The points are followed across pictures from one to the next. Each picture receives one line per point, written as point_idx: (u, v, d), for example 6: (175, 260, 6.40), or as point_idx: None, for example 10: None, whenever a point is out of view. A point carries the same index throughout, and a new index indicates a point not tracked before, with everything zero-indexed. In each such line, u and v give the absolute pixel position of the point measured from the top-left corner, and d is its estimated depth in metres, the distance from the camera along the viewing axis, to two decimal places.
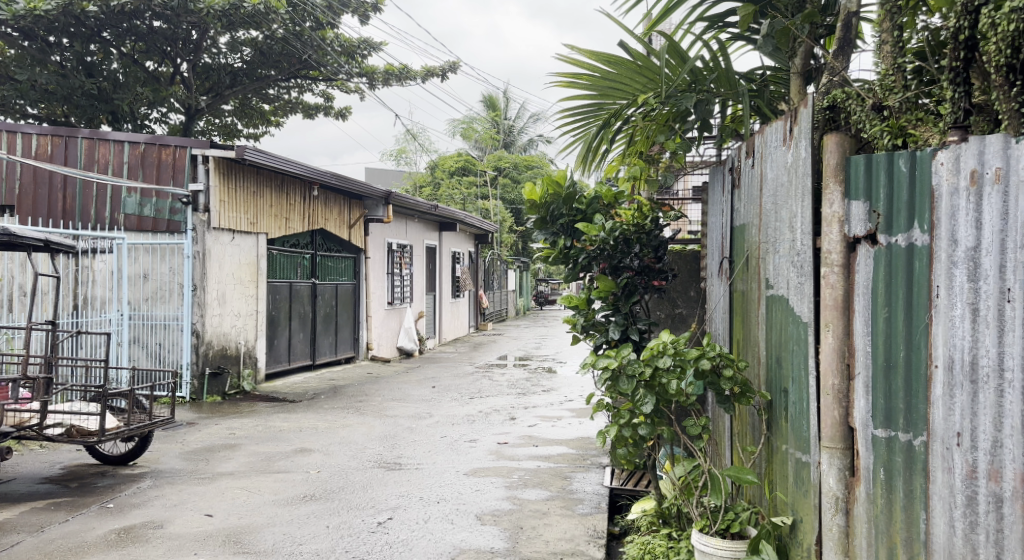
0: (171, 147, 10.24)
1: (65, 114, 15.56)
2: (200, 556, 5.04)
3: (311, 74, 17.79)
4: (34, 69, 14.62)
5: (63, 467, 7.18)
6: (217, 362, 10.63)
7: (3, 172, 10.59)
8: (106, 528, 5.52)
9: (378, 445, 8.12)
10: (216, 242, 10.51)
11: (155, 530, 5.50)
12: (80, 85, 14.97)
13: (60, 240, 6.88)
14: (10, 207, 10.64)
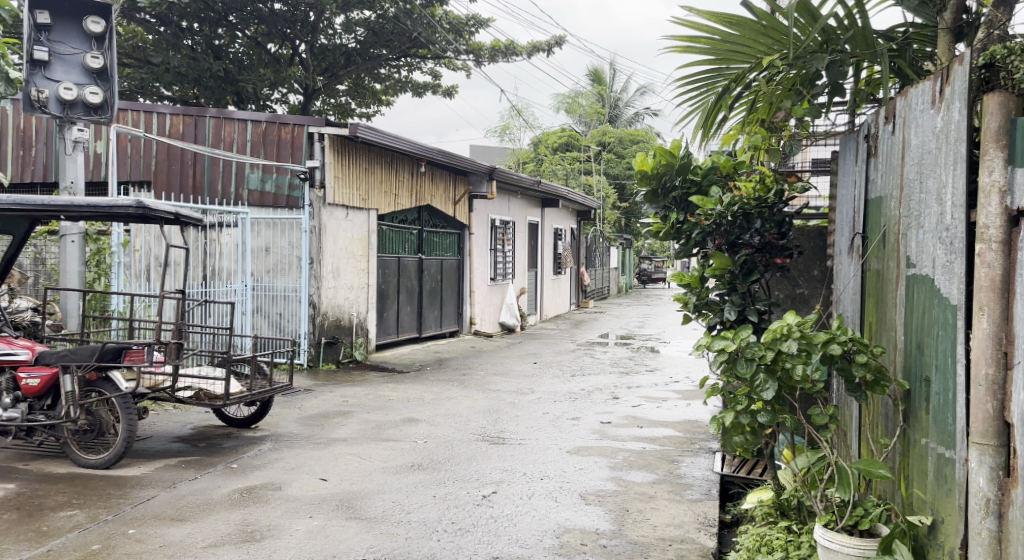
0: (290, 125, 10.43)
1: (196, 96, 16.20)
2: (315, 519, 5.12)
3: (421, 52, 17.71)
4: (169, 53, 15.43)
5: (192, 426, 7.49)
6: (331, 333, 10.86)
7: (140, 150, 10.82)
8: (229, 488, 5.73)
9: (482, 419, 8.04)
10: (331, 217, 10.68)
11: (274, 491, 5.63)
12: (207, 67, 15.52)
13: (190, 213, 7.06)
14: (147, 183, 10.89)
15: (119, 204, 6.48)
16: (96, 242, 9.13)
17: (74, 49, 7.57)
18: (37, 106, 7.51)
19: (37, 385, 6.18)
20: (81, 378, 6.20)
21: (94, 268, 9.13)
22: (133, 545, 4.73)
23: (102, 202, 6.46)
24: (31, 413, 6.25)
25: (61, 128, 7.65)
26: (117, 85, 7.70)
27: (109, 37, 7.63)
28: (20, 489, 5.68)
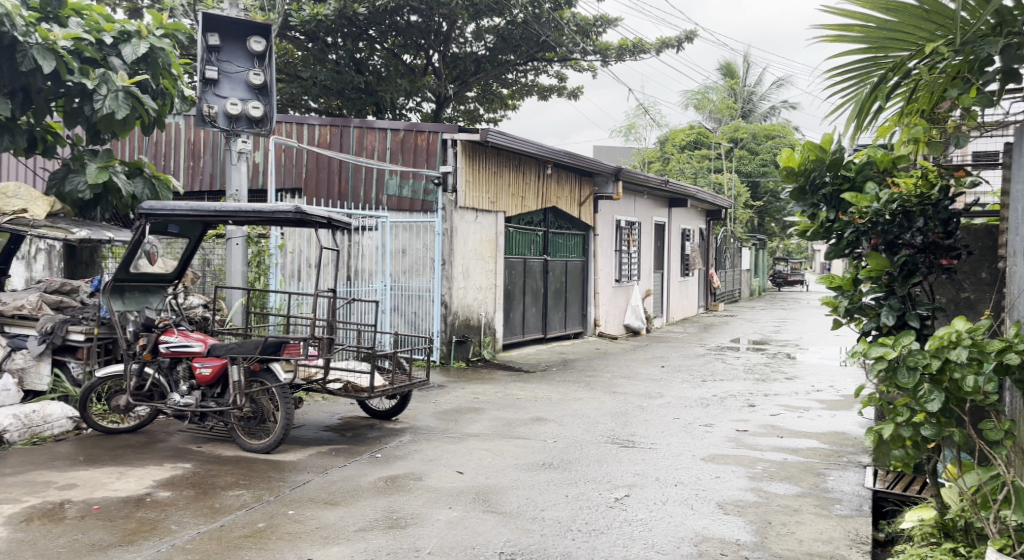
0: (426, 133, 10.83)
1: (340, 107, 17.20)
2: (454, 510, 5.23)
3: (548, 56, 17.66)
4: (316, 68, 16.48)
5: (340, 417, 7.88)
6: (461, 331, 11.06)
7: (293, 159, 11.41)
8: (375, 476, 5.96)
9: (610, 421, 8.00)
10: (461, 220, 10.90)
11: (416, 481, 5.81)
12: (351, 80, 16.45)
13: (341, 216, 7.46)
14: (299, 190, 11.46)
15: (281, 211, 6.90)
16: (257, 244, 9.98)
17: (239, 67, 8.65)
18: (208, 122, 8.58)
19: (210, 374, 6.84)
20: (246, 369, 6.81)
21: (254, 269, 10.00)
22: (291, 524, 5.02)
23: (264, 208, 6.89)
24: (203, 400, 6.92)
25: (227, 140, 8.71)
26: (275, 99, 8.80)
27: (268, 55, 8.75)
28: (196, 470, 6.15)
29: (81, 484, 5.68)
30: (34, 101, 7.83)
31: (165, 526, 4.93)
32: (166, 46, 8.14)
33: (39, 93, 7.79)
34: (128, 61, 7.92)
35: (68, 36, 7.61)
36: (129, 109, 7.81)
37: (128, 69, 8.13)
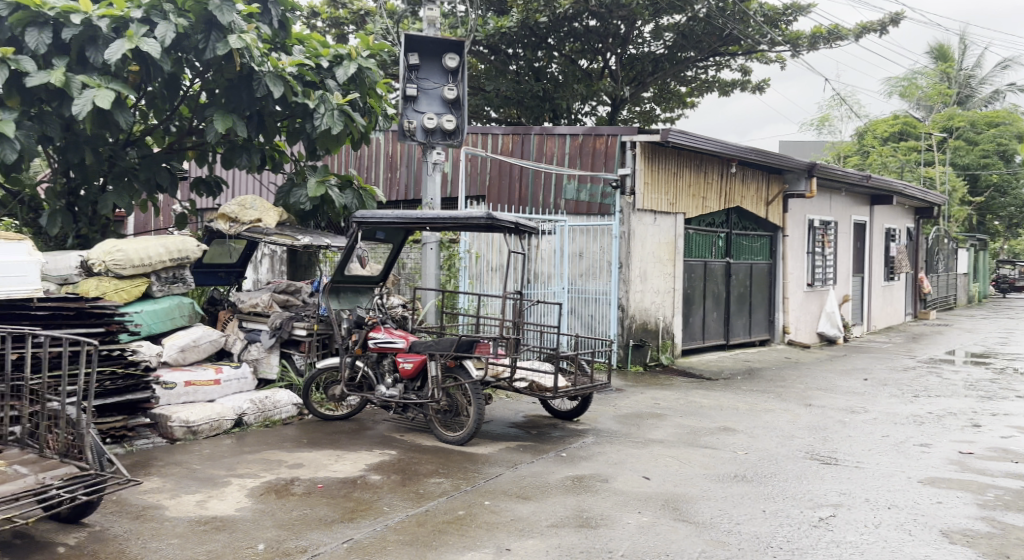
0: (604, 136, 11.03)
1: (519, 117, 17.75)
2: (644, 515, 5.44)
3: (732, 49, 17.32)
4: (499, 81, 17.14)
5: (524, 415, 8.27)
6: (639, 335, 11.20)
7: (477, 167, 12.06)
8: (562, 474, 6.27)
9: (808, 435, 7.90)
10: (640, 223, 11.03)
11: (603, 483, 6.06)
12: (530, 89, 16.98)
13: (527, 222, 7.87)
14: (482, 197, 12.07)
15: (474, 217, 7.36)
16: (450, 248, 10.72)
17: (435, 84, 9.28)
18: (408, 136, 9.25)
19: (411, 368, 7.49)
20: (442, 364, 7.36)
21: (446, 271, 10.67)
22: (488, 514, 5.42)
23: (459, 215, 7.37)
24: (405, 392, 7.58)
25: (424, 151, 9.38)
26: (467, 111, 9.26)
27: (461, 70, 9.26)
28: (399, 457, 6.74)
29: (306, 464, 6.39)
30: (266, 124, 8.88)
31: (378, 506, 5.48)
32: (371, 65, 9.03)
33: (271, 116, 8.85)
34: (341, 82, 8.87)
35: (293, 62, 8.67)
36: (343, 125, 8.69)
37: (342, 89, 9.07)
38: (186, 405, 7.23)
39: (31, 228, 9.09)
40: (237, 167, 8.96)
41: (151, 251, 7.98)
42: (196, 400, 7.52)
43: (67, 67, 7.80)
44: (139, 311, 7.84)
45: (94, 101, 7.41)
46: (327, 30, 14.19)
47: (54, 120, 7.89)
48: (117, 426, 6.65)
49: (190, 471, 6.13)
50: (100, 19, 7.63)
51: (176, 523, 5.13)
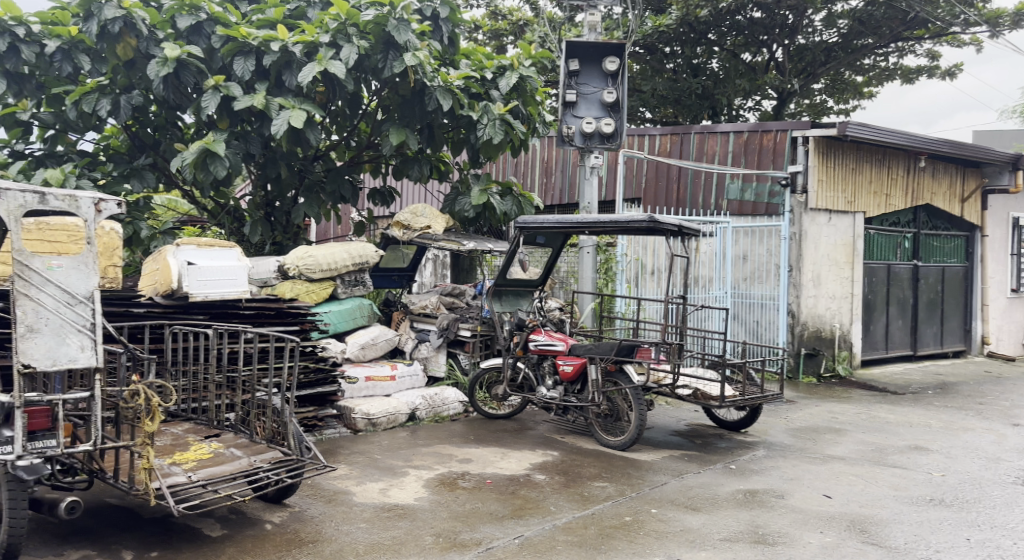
0: (773, 132, 10.81)
1: (675, 116, 16.74)
2: (828, 536, 5.36)
3: (917, 33, 15.04)
4: (655, 79, 16.33)
5: (688, 423, 8.25)
6: (812, 344, 10.89)
7: (633, 169, 12.07)
8: (734, 487, 6.26)
9: (1016, 459, 7.37)
10: (812, 223, 10.75)
11: (778, 499, 6.01)
12: (688, 87, 15.98)
13: (692, 225, 7.81)
14: (638, 200, 12.08)
15: (633, 222, 7.44)
16: (606, 252, 10.70)
17: (595, 88, 9.40)
18: (567, 141, 9.44)
19: (571, 371, 7.64)
20: (603, 368, 7.47)
21: (603, 275, 10.64)
22: (659, 524, 5.55)
23: (619, 218, 7.44)
24: (566, 395, 7.76)
25: (583, 156, 9.45)
26: (626, 114, 9.29)
27: (622, 73, 9.29)
28: (563, 458, 7.10)
29: (475, 461, 7.01)
30: (435, 136, 9.57)
31: (545, 505, 5.88)
32: (531, 73, 9.48)
33: (439, 128, 9.59)
34: (504, 91, 9.42)
35: (460, 75, 9.26)
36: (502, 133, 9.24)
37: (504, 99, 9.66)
38: (367, 399, 8.22)
39: (234, 236, 10.31)
40: (409, 177, 9.78)
41: (336, 258, 9.17)
42: (375, 394, 8.51)
43: (268, 90, 8.96)
44: (329, 312, 9.00)
45: (289, 120, 8.51)
46: (488, 42, 14.53)
47: (256, 138, 9.08)
48: (310, 415, 7.77)
49: (373, 461, 7.02)
50: (294, 45, 8.72)
51: (364, 509, 5.93)
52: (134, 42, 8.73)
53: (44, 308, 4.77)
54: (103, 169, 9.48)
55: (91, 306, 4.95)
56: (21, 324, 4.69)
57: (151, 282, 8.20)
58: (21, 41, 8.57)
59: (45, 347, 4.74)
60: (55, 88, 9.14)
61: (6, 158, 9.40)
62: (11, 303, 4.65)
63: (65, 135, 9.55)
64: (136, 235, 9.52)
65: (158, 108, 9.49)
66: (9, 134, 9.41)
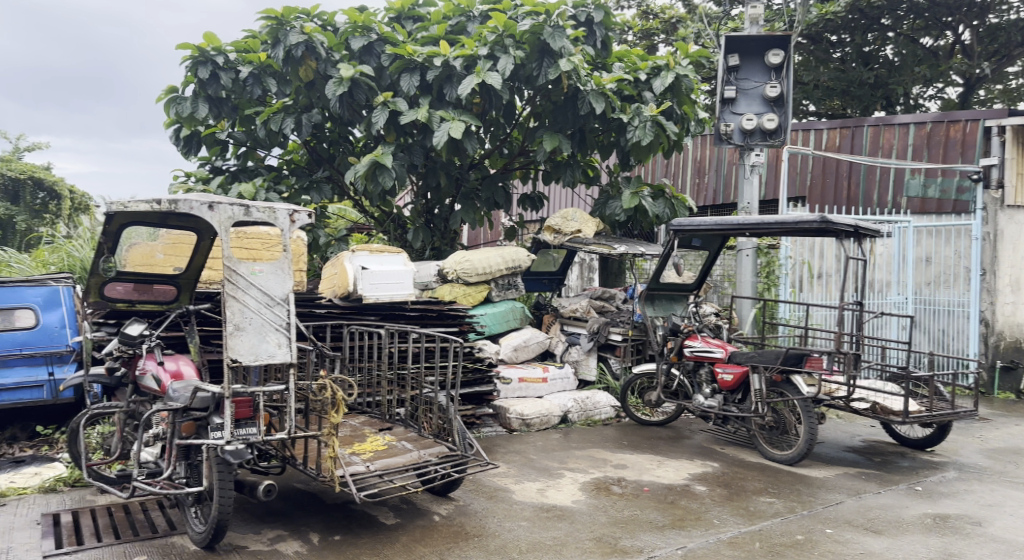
0: (961, 122, 10.04)
1: (843, 108, 15.35)
2: None
3: None
4: (819, 69, 15.26)
5: (864, 440, 7.69)
6: (1011, 356, 9.93)
7: (797, 166, 11.52)
8: (921, 511, 5.81)
9: None
10: (1010, 221, 9.80)
11: (976, 526, 5.52)
12: (857, 76, 14.78)
13: (870, 224, 7.24)
14: (802, 198, 11.52)
15: (804, 222, 7.03)
16: (767, 255, 10.04)
17: (756, 82, 8.95)
18: (724, 139, 8.95)
19: (731, 380, 7.29)
20: (767, 378, 7.11)
21: (764, 279, 10.08)
22: (837, 547, 5.30)
23: (789, 219, 7.04)
24: (725, 404, 7.42)
25: (742, 154, 9.00)
26: (791, 108, 8.78)
27: (787, 66, 8.84)
28: (724, 469, 6.91)
29: (630, 466, 7.10)
30: (587, 139, 9.58)
31: (709, 519, 5.83)
32: (688, 71, 9.19)
33: (591, 132, 9.57)
34: (658, 91, 9.20)
35: (614, 77, 9.21)
36: (653, 135, 9.07)
37: (658, 100, 9.47)
38: (522, 400, 8.31)
39: (398, 244, 10.50)
40: (561, 182, 9.80)
41: (491, 262, 9.16)
42: (528, 395, 8.55)
43: (429, 103, 9.16)
44: (483, 313, 9.03)
45: (449, 132, 8.69)
46: (637, 43, 14.07)
47: (419, 149, 9.27)
48: (469, 413, 8.04)
49: (530, 460, 7.31)
50: (455, 60, 8.90)
51: (524, 507, 6.27)
52: (314, 64, 9.12)
53: (248, 308, 5.66)
54: (287, 183, 9.85)
55: (287, 307, 5.80)
56: (230, 323, 5.60)
57: (331, 285, 8.80)
58: (218, 69, 9.17)
59: (248, 342, 5.61)
60: (246, 110, 9.67)
61: (208, 174, 10.02)
62: (222, 305, 5.59)
63: (254, 152, 10.06)
64: (316, 242, 9.95)
65: (331, 124, 9.87)
66: (210, 152, 10.03)
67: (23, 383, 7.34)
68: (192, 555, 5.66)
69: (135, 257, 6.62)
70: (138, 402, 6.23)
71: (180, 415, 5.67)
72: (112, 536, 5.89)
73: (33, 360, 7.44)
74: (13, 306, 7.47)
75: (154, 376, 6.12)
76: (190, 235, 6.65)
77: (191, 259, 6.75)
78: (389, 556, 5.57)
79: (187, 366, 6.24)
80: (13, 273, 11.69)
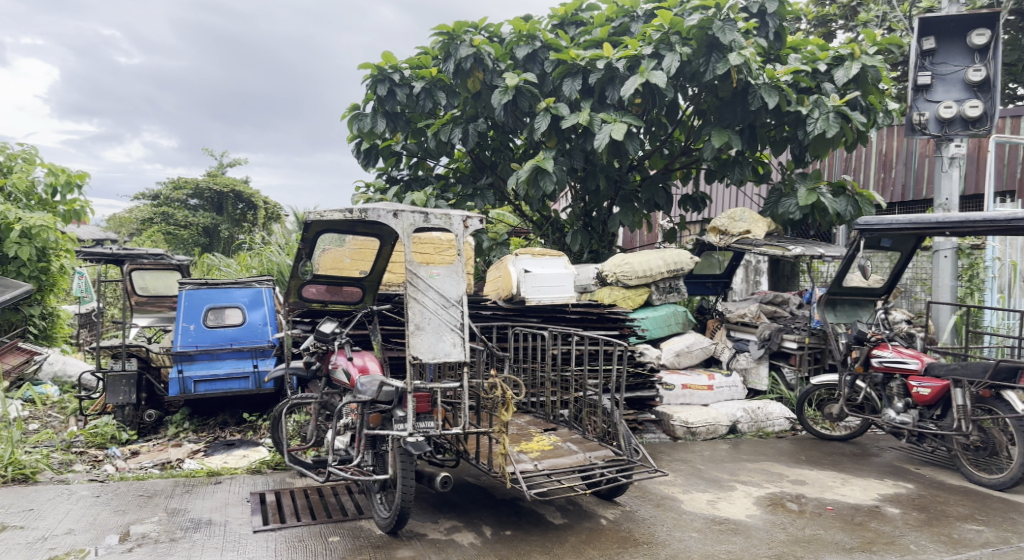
0: None
1: None
2: None
3: None
4: None
5: None
6: None
7: (1006, 157, 10.42)
8: None
9: None
10: None
11: None
12: None
13: None
14: (1011, 193, 10.41)
15: (1016, 219, 6.34)
16: (969, 256, 9.34)
17: (957, 66, 8.14)
18: (917, 130, 8.25)
19: (929, 394, 6.93)
20: (973, 394, 6.73)
21: (967, 283, 9.29)
22: None
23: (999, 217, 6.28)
24: (921, 420, 7.04)
25: (939, 146, 8.26)
26: (998, 94, 7.94)
27: (993, 47, 7.97)
28: (919, 491, 6.73)
29: (810, 483, 6.96)
30: (757, 136, 9.10)
31: (904, 544, 5.87)
32: (876, 62, 8.60)
33: (762, 128, 9.13)
34: (840, 83, 8.69)
35: (788, 71, 8.67)
36: (838, 128, 8.51)
37: (840, 91, 8.91)
38: (685, 408, 8.09)
39: (558, 247, 10.52)
40: (730, 181, 9.39)
41: (651, 264, 8.92)
42: (693, 402, 8.31)
43: (591, 107, 9.07)
44: (643, 318, 8.86)
45: (611, 134, 8.51)
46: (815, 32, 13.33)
47: (579, 153, 9.21)
48: (632, 418, 7.96)
49: (696, 470, 7.22)
50: (618, 61, 8.74)
51: (695, 518, 6.32)
52: (481, 76, 9.30)
53: (427, 309, 5.95)
54: (453, 191, 10.13)
55: (461, 309, 6.06)
56: (411, 322, 5.90)
57: (495, 288, 8.92)
58: (395, 85, 9.43)
59: (428, 341, 5.89)
60: (418, 123, 9.97)
61: (385, 184, 10.51)
62: (404, 305, 5.90)
63: (424, 162, 10.37)
64: (478, 247, 10.17)
65: (495, 133, 9.97)
66: (386, 163, 10.42)
67: (234, 373, 7.98)
68: (377, 539, 5.95)
69: (326, 261, 7.02)
70: (330, 394, 6.60)
71: (368, 406, 5.99)
72: (310, 516, 6.26)
73: (241, 354, 8.08)
74: (223, 306, 8.12)
75: (344, 370, 6.44)
76: (374, 241, 6.98)
77: (374, 263, 7.10)
78: (560, 555, 5.77)
79: (373, 361, 6.50)
80: (222, 277, 12.84)
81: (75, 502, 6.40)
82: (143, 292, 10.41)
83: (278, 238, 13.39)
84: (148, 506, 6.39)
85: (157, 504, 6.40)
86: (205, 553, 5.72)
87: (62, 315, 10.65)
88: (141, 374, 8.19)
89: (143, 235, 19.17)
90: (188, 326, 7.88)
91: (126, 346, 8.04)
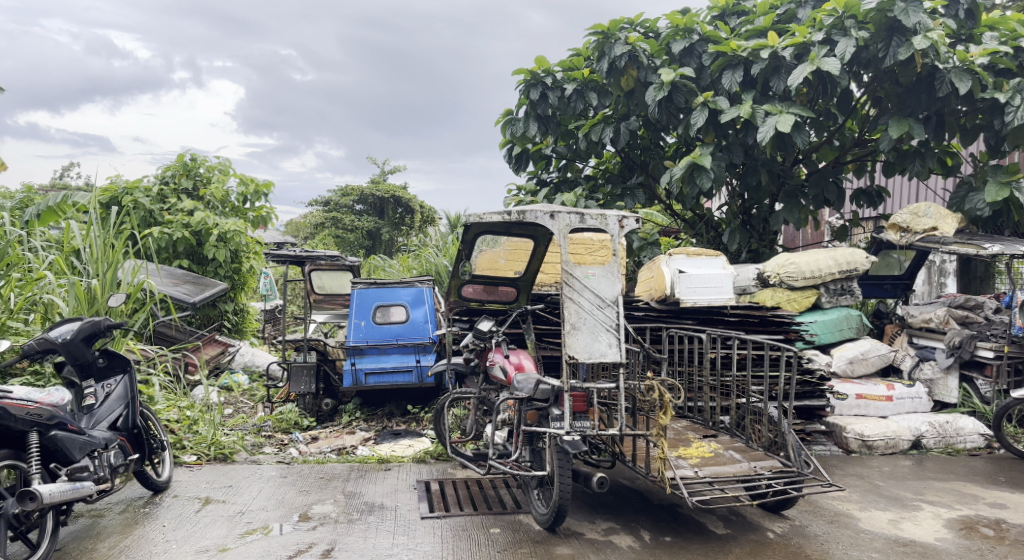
0: None
1: None
2: None
3: None
4: None
5: None
6: None
7: None
8: None
9: None
10: None
11: None
12: None
13: None
14: None
15: None
16: None
17: None
18: None
19: None
20: None
21: None
22: None
23: None
24: None
25: None
26: None
27: None
28: None
29: (1011, 507, 6.19)
30: (946, 124, 8.27)
31: None
32: None
33: (952, 116, 8.27)
34: None
35: (985, 52, 7.76)
36: None
37: None
38: (862, 419, 7.42)
39: (713, 247, 9.99)
40: (910, 174, 8.53)
41: (820, 264, 8.26)
42: (869, 414, 7.64)
43: (753, 99, 8.50)
44: (813, 321, 8.20)
45: (776, 126, 7.93)
46: None
47: (738, 148, 8.65)
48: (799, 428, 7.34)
49: (874, 486, 6.59)
50: (785, 50, 8.10)
51: (875, 538, 5.74)
52: (635, 74, 8.90)
53: (583, 309, 5.69)
54: (603, 191, 9.80)
55: (617, 309, 5.74)
56: (567, 322, 5.66)
57: (648, 289, 8.54)
58: (548, 90, 9.20)
59: (584, 341, 5.62)
60: (569, 125, 9.70)
61: (536, 187, 10.33)
62: (562, 305, 5.65)
63: (573, 163, 10.11)
64: (629, 248, 9.81)
65: (645, 131, 9.59)
66: (536, 167, 10.19)
67: (399, 367, 8.01)
68: (537, 534, 5.75)
69: (482, 261, 6.91)
70: (489, 389, 6.44)
71: (525, 403, 5.78)
72: (471, 506, 6.14)
73: (405, 349, 8.09)
74: (390, 303, 8.23)
75: (501, 367, 6.27)
76: (528, 242, 6.84)
77: (528, 262, 6.91)
78: None
79: (529, 359, 6.24)
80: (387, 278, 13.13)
81: (265, 481, 6.56)
82: (321, 290, 10.90)
83: (436, 240, 13.50)
84: (329, 488, 6.47)
85: (336, 487, 6.47)
86: (380, 536, 5.70)
87: (250, 311, 11.25)
88: (320, 366, 8.49)
89: (316, 238, 19.96)
90: (359, 323, 8.05)
91: (308, 340, 8.36)
